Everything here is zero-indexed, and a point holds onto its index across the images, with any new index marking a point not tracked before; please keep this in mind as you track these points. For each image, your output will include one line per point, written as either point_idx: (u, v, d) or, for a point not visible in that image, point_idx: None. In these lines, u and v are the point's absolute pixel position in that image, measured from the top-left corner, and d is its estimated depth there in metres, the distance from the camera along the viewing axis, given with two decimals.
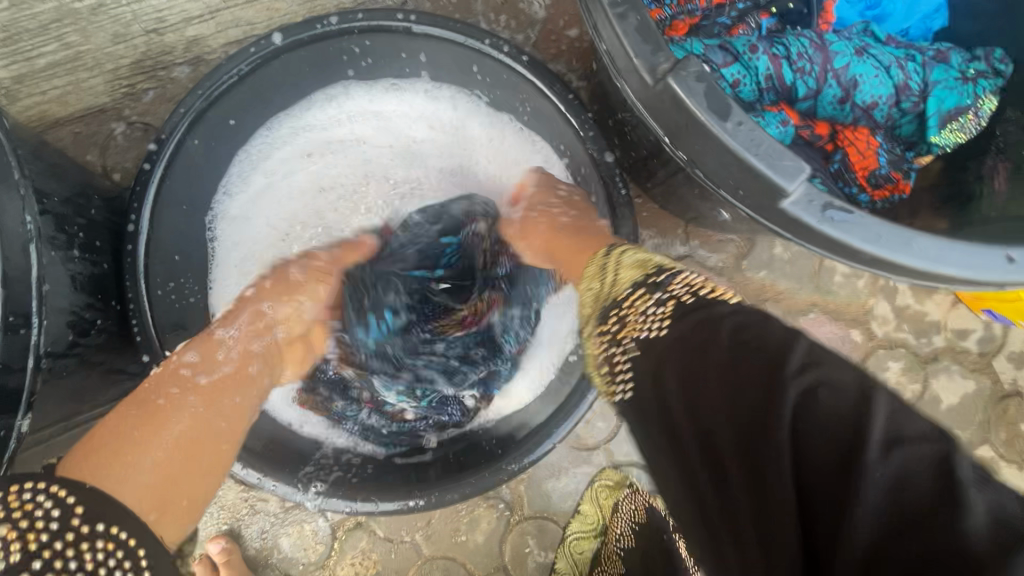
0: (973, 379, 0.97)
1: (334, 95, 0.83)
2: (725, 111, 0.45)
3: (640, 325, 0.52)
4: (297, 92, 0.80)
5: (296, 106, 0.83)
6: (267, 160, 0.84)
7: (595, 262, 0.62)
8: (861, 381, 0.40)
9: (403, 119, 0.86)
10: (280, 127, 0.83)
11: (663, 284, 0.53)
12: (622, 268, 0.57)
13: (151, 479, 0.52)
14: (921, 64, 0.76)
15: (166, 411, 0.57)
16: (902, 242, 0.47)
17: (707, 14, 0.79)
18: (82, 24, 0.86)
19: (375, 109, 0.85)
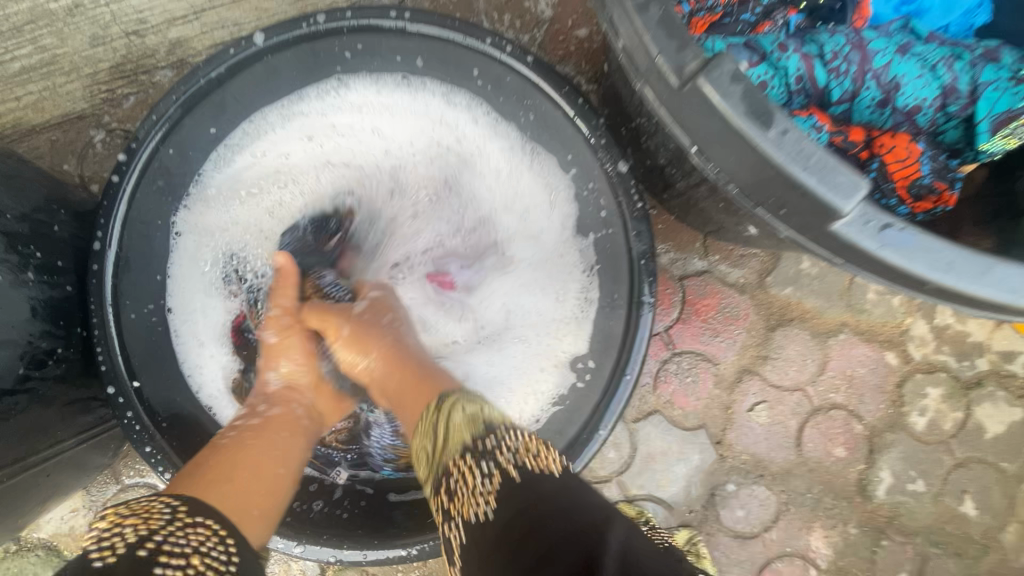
0: (1020, 407, 0.88)
1: (334, 88, 0.73)
2: (767, 118, 0.38)
3: (471, 502, 0.49)
4: (289, 89, 0.72)
5: (294, 97, 0.73)
6: (257, 153, 0.75)
7: (426, 419, 0.56)
8: (603, 511, 0.46)
9: (410, 117, 0.77)
10: (273, 118, 0.73)
11: (489, 450, 0.50)
12: (451, 429, 0.53)
13: (228, 492, 0.52)
14: (969, 63, 0.69)
15: (233, 445, 0.58)
16: (977, 270, 0.39)
17: (730, 10, 0.73)
18: (57, 26, 0.81)
19: (382, 103, 0.76)
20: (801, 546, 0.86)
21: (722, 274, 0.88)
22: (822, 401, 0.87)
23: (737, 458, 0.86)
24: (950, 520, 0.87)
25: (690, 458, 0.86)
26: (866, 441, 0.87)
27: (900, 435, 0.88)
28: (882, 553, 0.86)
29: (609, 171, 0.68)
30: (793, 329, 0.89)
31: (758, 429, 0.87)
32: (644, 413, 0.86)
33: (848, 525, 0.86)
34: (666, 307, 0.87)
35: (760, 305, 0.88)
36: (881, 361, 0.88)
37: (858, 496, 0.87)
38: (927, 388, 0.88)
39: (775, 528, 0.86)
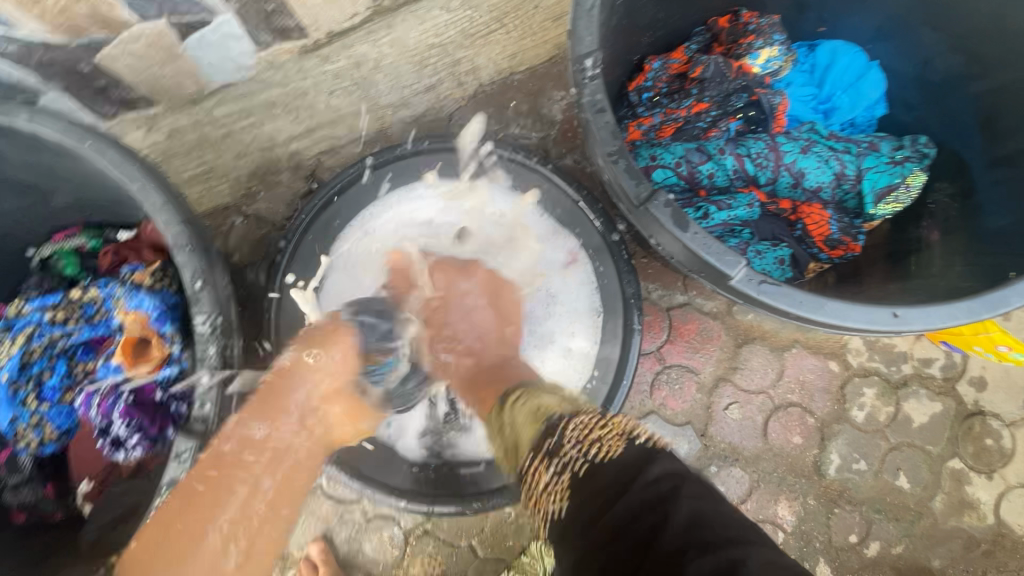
0: (939, 401, 1.13)
1: (434, 180, 1.05)
2: (686, 226, 0.68)
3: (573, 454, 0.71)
4: (394, 181, 1.04)
5: (401, 185, 1.05)
6: (373, 224, 1.05)
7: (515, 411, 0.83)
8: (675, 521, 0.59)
9: (480, 200, 1.07)
10: (388, 200, 1.05)
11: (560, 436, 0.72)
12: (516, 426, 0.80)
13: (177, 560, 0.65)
14: (855, 155, 0.99)
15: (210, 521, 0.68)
16: (817, 305, 0.68)
17: (688, 120, 1.04)
18: (215, 147, 1.15)
19: (464, 191, 1.07)
20: (771, 514, 1.11)
21: (699, 305, 1.16)
22: (782, 400, 1.14)
23: (717, 445, 1.13)
24: (889, 491, 1.12)
25: (681, 446, 1.12)
26: (818, 431, 1.13)
27: (845, 425, 1.13)
28: (835, 519, 1.11)
29: (609, 238, 1.01)
30: (756, 346, 1.16)
31: (733, 423, 1.13)
32: (644, 412, 1.13)
33: (808, 497, 1.11)
34: (656, 331, 1.15)
35: (730, 328, 1.16)
36: (826, 368, 1.15)
37: (815, 474, 1.12)
38: (864, 388, 1.14)
39: (750, 500, 1.11)
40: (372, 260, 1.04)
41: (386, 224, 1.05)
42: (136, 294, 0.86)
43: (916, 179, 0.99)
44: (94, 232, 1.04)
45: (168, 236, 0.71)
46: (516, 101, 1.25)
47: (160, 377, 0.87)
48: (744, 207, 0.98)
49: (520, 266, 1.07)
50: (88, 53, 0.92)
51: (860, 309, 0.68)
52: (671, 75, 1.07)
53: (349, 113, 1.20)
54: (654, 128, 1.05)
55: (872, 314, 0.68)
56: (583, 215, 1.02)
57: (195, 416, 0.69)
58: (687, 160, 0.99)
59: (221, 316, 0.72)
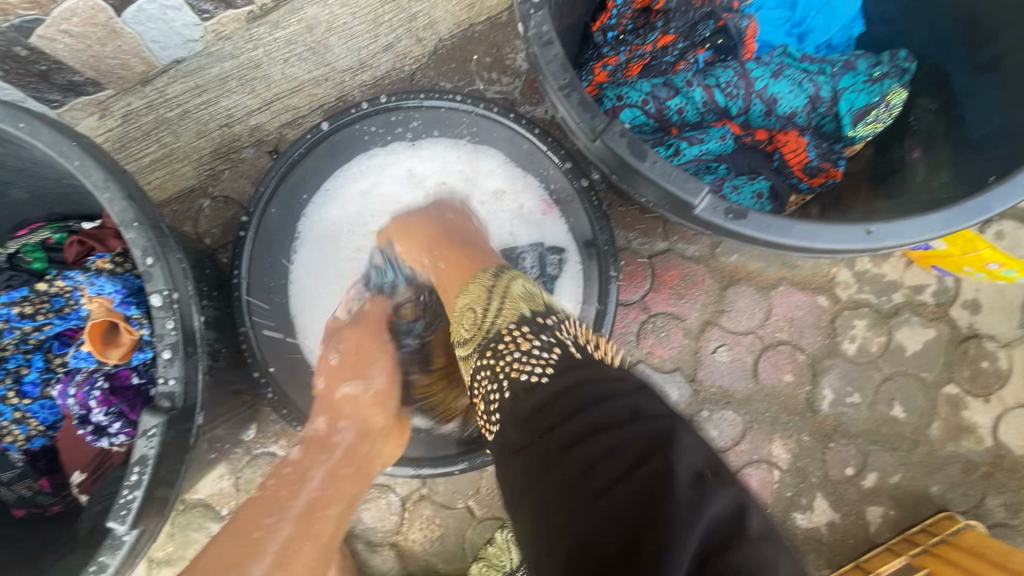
0: (932, 327, 1.11)
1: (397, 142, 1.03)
2: (643, 155, 0.65)
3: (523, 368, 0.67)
4: (360, 145, 1.01)
5: (364, 150, 1.02)
6: (338, 196, 1.03)
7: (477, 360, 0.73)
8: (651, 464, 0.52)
9: (445, 160, 1.04)
10: (353, 167, 1.03)
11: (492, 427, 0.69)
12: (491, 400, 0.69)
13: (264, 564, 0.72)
14: (830, 75, 0.95)
15: (263, 540, 0.74)
16: (786, 228, 0.65)
17: (655, 55, 0.99)
18: (173, 128, 1.12)
19: (427, 151, 1.04)
20: (766, 453, 1.10)
21: (682, 250, 1.13)
22: (772, 339, 1.12)
23: (708, 390, 1.11)
24: (884, 422, 1.10)
25: (671, 394, 1.11)
26: (809, 367, 1.11)
27: (837, 359, 1.11)
28: (830, 453, 1.10)
29: (575, 184, 0.97)
30: (742, 287, 1.13)
31: (722, 365, 1.12)
32: (632, 362, 1.12)
33: (802, 434, 1.11)
34: (639, 279, 1.13)
35: (714, 271, 1.13)
36: (815, 304, 1.12)
37: (809, 411, 1.11)
38: (855, 320, 1.12)
39: (743, 441, 1.11)
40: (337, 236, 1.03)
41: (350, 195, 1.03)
42: (96, 280, 0.84)
43: (896, 97, 0.94)
44: (58, 225, 1.02)
45: (113, 213, 0.69)
46: (478, 54, 1.19)
47: (134, 361, 0.86)
48: (717, 140, 0.94)
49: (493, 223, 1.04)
50: (22, 35, 0.88)
51: (831, 229, 0.65)
52: (636, 10, 1.00)
53: (306, 81, 1.15)
54: (621, 67, 0.99)
55: (844, 233, 0.65)
56: (549, 165, 0.99)
57: (160, 393, 0.69)
58: (654, 97, 0.94)
59: (177, 292, 0.70)
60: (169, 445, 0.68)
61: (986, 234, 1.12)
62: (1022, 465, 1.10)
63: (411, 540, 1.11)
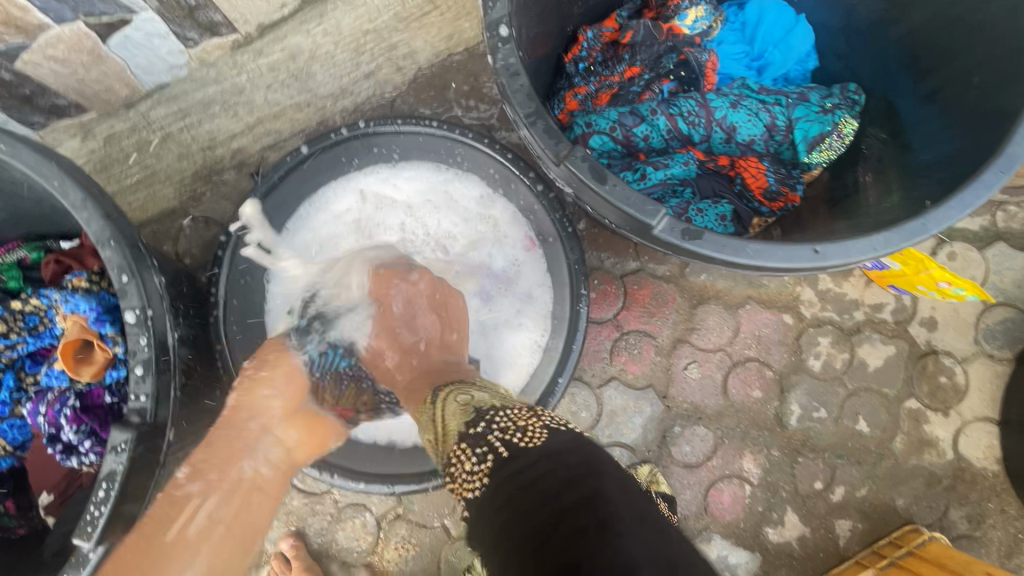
0: (892, 344, 1.16)
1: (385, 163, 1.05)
2: (603, 178, 0.69)
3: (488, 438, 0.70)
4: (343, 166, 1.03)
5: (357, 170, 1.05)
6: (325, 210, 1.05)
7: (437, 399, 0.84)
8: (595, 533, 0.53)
9: (432, 180, 1.07)
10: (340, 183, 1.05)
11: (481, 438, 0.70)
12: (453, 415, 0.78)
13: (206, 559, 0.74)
14: (786, 105, 1.00)
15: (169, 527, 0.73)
16: (739, 248, 0.69)
17: (622, 85, 1.06)
18: (155, 150, 1.15)
19: (413, 172, 1.06)
20: (737, 468, 1.13)
21: (652, 270, 1.17)
22: (740, 356, 1.15)
23: (680, 406, 1.14)
24: (850, 436, 1.14)
25: (644, 410, 1.14)
26: (777, 383, 1.15)
27: (803, 375, 1.15)
28: (799, 467, 1.13)
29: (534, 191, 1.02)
30: (711, 305, 1.17)
31: (693, 382, 1.15)
32: (606, 379, 1.14)
33: (772, 448, 1.13)
34: (612, 298, 1.16)
35: (684, 290, 1.17)
36: (780, 321, 1.16)
37: (777, 426, 1.14)
38: (819, 337, 1.16)
39: (715, 456, 1.13)
40: (327, 245, 1.05)
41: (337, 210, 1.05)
42: (72, 297, 0.84)
43: (847, 126, 1.00)
44: (35, 245, 1.02)
45: (90, 232, 0.70)
46: (456, 82, 1.24)
47: (107, 380, 0.86)
48: (681, 165, 0.99)
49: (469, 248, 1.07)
50: (5, 60, 0.90)
51: (781, 249, 0.69)
52: (604, 43, 1.07)
53: (289, 106, 1.19)
54: (590, 97, 1.06)
55: (793, 252, 0.69)
56: (518, 191, 1.03)
57: (131, 408, 0.69)
58: (621, 124, 0.99)
59: (151, 309, 0.71)
60: (138, 461, 0.68)
61: (939, 255, 1.18)
62: (982, 477, 1.13)
63: (386, 560, 1.10)
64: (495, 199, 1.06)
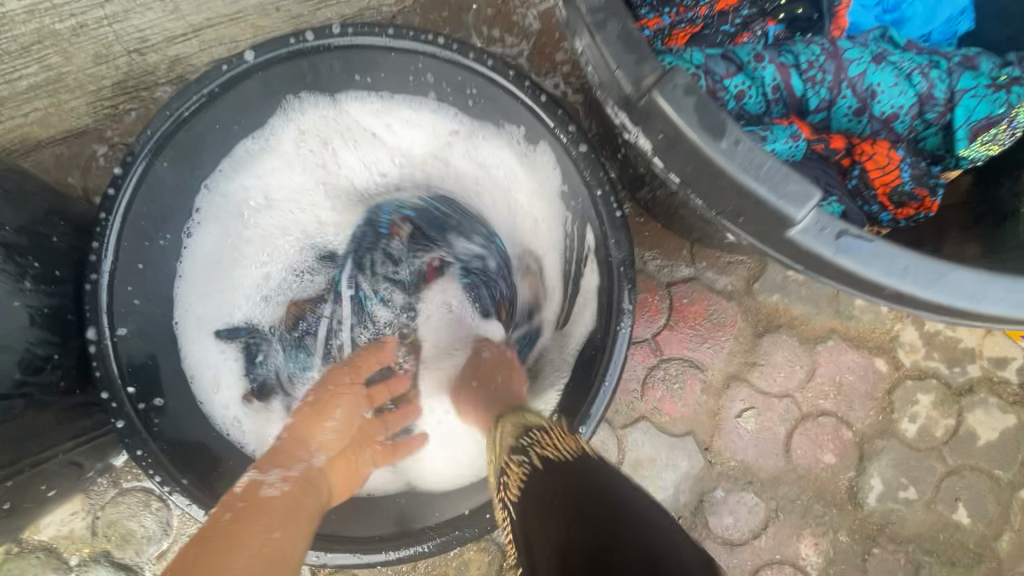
0: (1012, 414, 0.88)
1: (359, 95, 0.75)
2: (719, 130, 0.39)
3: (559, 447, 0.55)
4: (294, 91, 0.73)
5: (320, 100, 0.75)
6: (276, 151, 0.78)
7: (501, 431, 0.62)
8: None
9: (428, 126, 0.78)
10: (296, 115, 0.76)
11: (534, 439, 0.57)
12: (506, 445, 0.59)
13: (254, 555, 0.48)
14: (946, 70, 0.70)
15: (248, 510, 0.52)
16: (933, 276, 0.40)
17: (710, 22, 0.75)
18: (62, 45, 0.85)
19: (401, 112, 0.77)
20: (792, 553, 0.86)
21: (710, 281, 0.88)
22: (812, 407, 0.87)
23: (725, 464, 0.86)
24: (943, 528, 0.86)
25: (679, 465, 0.86)
26: (857, 448, 0.87)
27: (891, 442, 0.87)
28: (873, 561, 0.86)
29: (571, 154, 0.68)
30: (782, 336, 0.89)
31: (747, 436, 0.87)
32: (632, 419, 0.86)
33: (839, 532, 0.86)
34: (653, 313, 0.88)
35: (749, 312, 0.88)
36: (870, 368, 0.88)
37: (850, 503, 0.86)
38: (918, 395, 0.88)
39: (765, 535, 0.86)
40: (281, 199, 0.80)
41: (294, 152, 0.79)
42: None
43: None
44: None
45: None
46: (479, 2, 0.93)
47: None
48: (785, 141, 0.68)
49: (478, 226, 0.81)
50: None
51: (1001, 283, 0.41)
52: None
53: (251, 8, 0.88)
54: (663, 35, 0.75)
55: (1018, 291, 0.41)
56: (545, 157, 0.72)
57: None
58: (707, 72, 0.69)
59: None
60: None
61: None
62: None
63: None
64: (521, 162, 0.76)
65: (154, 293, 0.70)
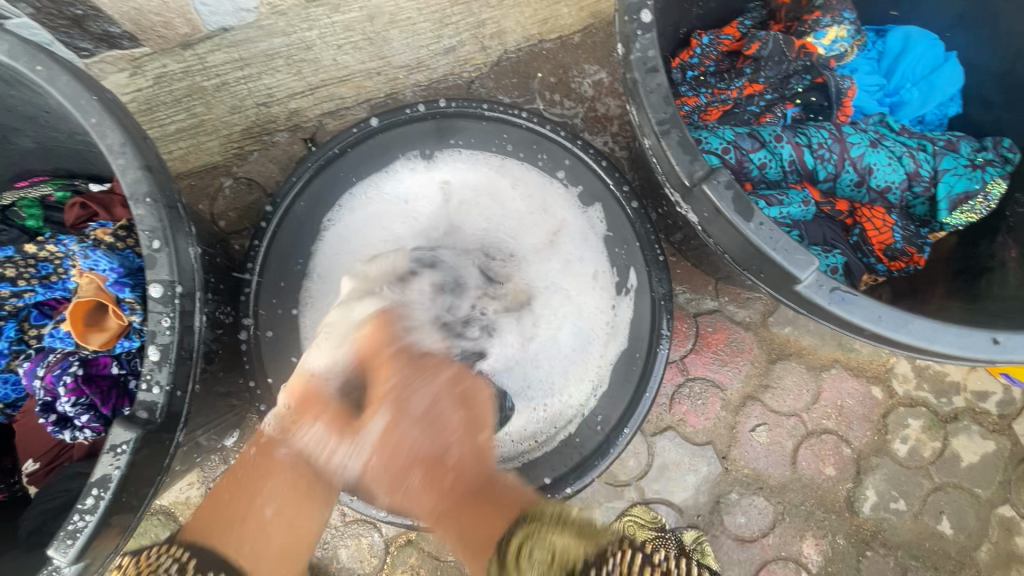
0: (992, 440, 1.01)
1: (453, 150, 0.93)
2: (749, 214, 0.56)
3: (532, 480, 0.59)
4: (405, 146, 0.91)
5: (422, 153, 0.93)
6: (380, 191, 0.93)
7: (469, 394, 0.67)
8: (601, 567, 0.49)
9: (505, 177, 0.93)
10: (400, 166, 0.93)
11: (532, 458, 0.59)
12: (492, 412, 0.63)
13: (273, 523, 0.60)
14: (931, 153, 0.88)
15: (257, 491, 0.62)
16: (900, 323, 0.56)
17: (739, 103, 0.92)
18: (207, 99, 1.04)
19: (484, 163, 0.93)
20: (795, 551, 0.99)
21: (731, 313, 1.04)
22: (816, 426, 1.02)
23: (740, 471, 1.01)
24: (928, 536, 1.00)
25: (699, 469, 1.01)
26: (854, 462, 1.01)
27: (885, 459, 1.01)
28: (866, 562, 0.99)
29: (626, 209, 0.87)
30: (792, 362, 1.04)
31: (759, 447, 1.01)
32: (661, 428, 1.01)
33: (837, 535, 1.00)
34: (681, 338, 1.03)
35: (764, 340, 1.04)
36: (868, 394, 1.02)
37: (847, 510, 1.00)
38: (909, 419, 1.02)
39: (773, 533, 1.00)
40: (378, 231, 0.92)
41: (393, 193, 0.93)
42: (92, 253, 0.72)
43: (995, 188, 0.85)
44: (63, 183, 0.91)
45: (124, 184, 0.59)
46: (543, 72, 1.12)
47: (118, 350, 0.76)
48: (798, 204, 0.85)
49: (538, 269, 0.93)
50: None
51: (952, 331, 0.56)
52: (722, 52, 0.95)
53: (357, 72, 1.08)
54: (699, 110, 0.92)
55: (967, 337, 0.56)
56: (597, 214, 0.91)
57: (140, 402, 0.58)
58: (736, 146, 0.86)
59: (180, 286, 0.60)
60: (138, 466, 0.56)
61: None
62: None
63: None
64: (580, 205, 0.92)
65: (291, 305, 0.88)
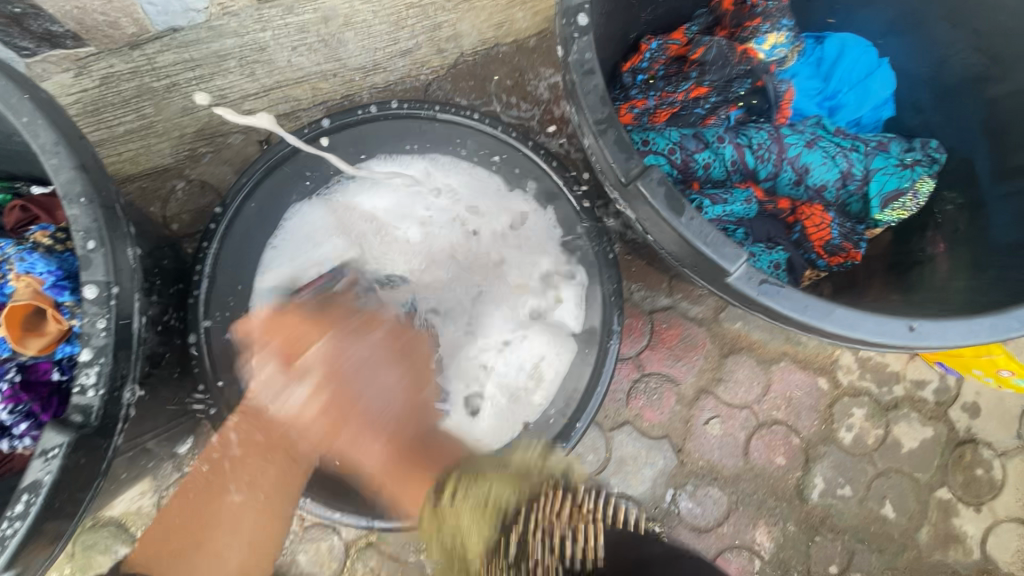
0: (930, 426, 1.06)
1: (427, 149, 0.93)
2: (680, 210, 0.58)
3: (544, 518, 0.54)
4: (369, 147, 0.92)
5: (395, 150, 0.93)
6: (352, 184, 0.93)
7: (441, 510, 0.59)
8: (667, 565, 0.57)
9: (475, 175, 0.94)
10: (373, 161, 0.93)
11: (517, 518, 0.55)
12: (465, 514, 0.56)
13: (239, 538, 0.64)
14: (864, 153, 0.92)
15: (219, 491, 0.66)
16: (824, 312, 0.59)
17: (685, 105, 0.96)
18: (157, 99, 1.02)
19: (457, 162, 0.94)
20: (748, 539, 1.02)
21: (684, 309, 1.07)
22: (766, 417, 1.06)
23: (694, 463, 1.04)
24: (873, 521, 1.04)
25: (656, 462, 1.03)
26: (803, 452, 1.05)
27: (831, 447, 1.05)
28: (815, 547, 1.03)
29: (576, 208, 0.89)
30: (743, 356, 1.07)
31: (713, 439, 1.04)
32: (618, 422, 1.03)
33: (788, 522, 1.03)
34: (636, 335, 1.06)
35: (716, 336, 1.07)
36: (814, 385, 1.07)
37: (797, 498, 1.04)
38: (853, 409, 1.06)
39: (727, 523, 1.03)
40: (344, 224, 0.92)
41: (363, 187, 0.93)
42: (29, 257, 0.72)
43: (925, 185, 0.91)
44: (3, 186, 0.87)
45: (58, 183, 0.57)
46: (500, 75, 1.14)
47: (58, 356, 0.74)
48: (741, 203, 0.88)
49: (498, 256, 0.94)
50: None
51: (872, 319, 0.59)
52: (670, 57, 0.96)
53: (312, 74, 1.08)
54: (648, 112, 0.95)
55: (885, 324, 0.59)
56: (552, 216, 0.92)
57: (75, 405, 0.57)
58: (682, 147, 0.90)
59: (118, 287, 0.59)
60: (70, 472, 0.55)
61: None
62: None
63: None
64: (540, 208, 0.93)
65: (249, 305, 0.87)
